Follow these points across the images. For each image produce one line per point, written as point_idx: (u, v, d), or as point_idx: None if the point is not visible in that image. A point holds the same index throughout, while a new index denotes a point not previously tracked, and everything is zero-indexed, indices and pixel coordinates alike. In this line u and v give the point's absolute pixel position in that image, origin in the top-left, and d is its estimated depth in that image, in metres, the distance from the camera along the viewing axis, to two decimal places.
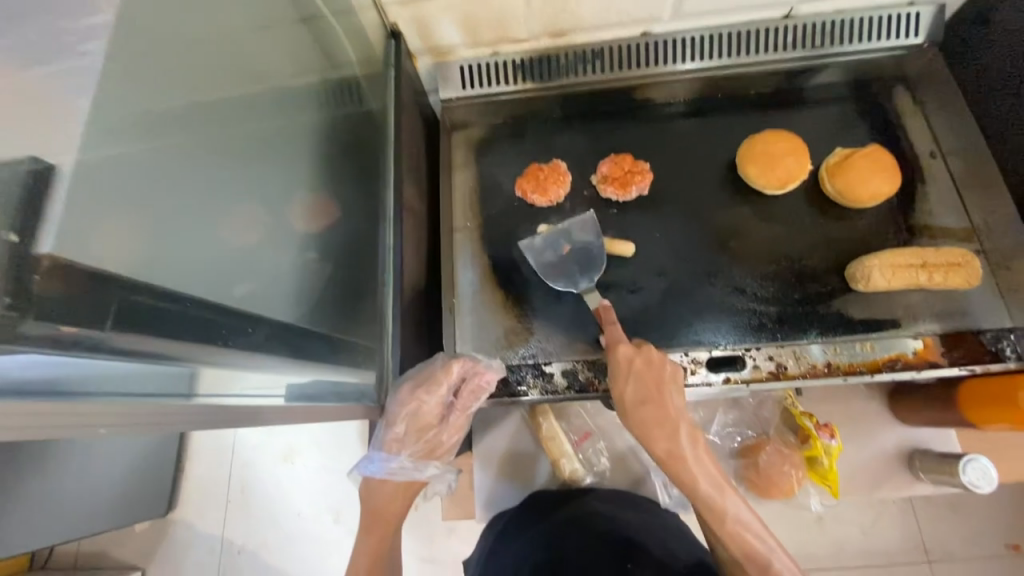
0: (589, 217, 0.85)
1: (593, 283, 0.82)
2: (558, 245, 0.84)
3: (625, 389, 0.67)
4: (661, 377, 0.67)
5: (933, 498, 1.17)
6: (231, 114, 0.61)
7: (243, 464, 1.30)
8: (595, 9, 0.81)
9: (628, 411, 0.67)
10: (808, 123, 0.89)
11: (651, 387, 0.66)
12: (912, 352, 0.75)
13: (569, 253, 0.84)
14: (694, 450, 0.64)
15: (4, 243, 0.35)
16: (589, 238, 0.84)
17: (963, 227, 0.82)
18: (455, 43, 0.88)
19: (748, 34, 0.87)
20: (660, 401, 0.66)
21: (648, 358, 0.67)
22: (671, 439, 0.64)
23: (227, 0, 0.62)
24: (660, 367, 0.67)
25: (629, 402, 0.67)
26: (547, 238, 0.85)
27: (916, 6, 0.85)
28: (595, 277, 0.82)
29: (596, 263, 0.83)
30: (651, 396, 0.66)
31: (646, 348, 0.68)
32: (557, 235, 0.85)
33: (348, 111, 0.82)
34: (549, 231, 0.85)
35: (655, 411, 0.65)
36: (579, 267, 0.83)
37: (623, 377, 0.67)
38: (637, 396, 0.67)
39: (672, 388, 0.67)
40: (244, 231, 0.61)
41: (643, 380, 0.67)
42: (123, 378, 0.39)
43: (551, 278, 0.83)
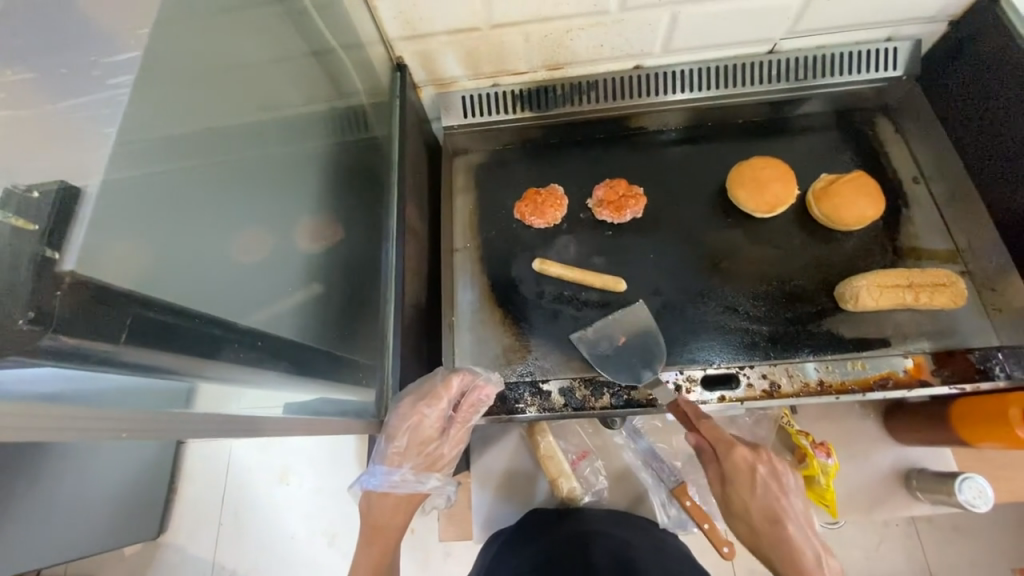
0: (641, 310, 0.82)
1: (656, 376, 0.78)
2: (611, 336, 0.81)
3: (754, 502, 0.66)
4: (785, 486, 0.67)
5: (936, 520, 1.16)
6: (244, 140, 0.64)
7: (238, 485, 1.28)
8: (590, 44, 0.86)
9: (755, 525, 0.66)
10: (793, 150, 0.94)
11: (777, 499, 0.66)
12: (902, 371, 0.76)
13: (624, 344, 0.81)
14: (828, 567, 0.63)
15: (39, 257, 0.36)
16: (641, 329, 0.81)
17: (947, 248, 0.85)
18: (458, 75, 0.93)
19: (734, 67, 0.92)
20: (785, 511, 0.65)
21: (772, 467, 0.67)
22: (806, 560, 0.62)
23: (243, 36, 0.66)
24: (773, 470, 0.67)
25: (756, 516, 0.66)
26: (600, 330, 0.82)
27: (893, 41, 0.89)
28: (657, 370, 0.79)
29: (655, 356, 0.79)
30: (772, 504, 0.66)
31: (767, 455, 0.68)
32: (608, 327, 0.82)
33: (355, 138, 0.86)
34: (599, 323, 0.82)
35: (779, 524, 0.65)
36: (635, 359, 0.80)
37: (750, 488, 0.66)
38: (764, 508, 0.66)
39: (790, 491, 0.67)
40: (252, 251, 0.63)
41: (764, 490, 0.66)
42: (120, 395, 0.42)
43: (601, 370, 0.80)
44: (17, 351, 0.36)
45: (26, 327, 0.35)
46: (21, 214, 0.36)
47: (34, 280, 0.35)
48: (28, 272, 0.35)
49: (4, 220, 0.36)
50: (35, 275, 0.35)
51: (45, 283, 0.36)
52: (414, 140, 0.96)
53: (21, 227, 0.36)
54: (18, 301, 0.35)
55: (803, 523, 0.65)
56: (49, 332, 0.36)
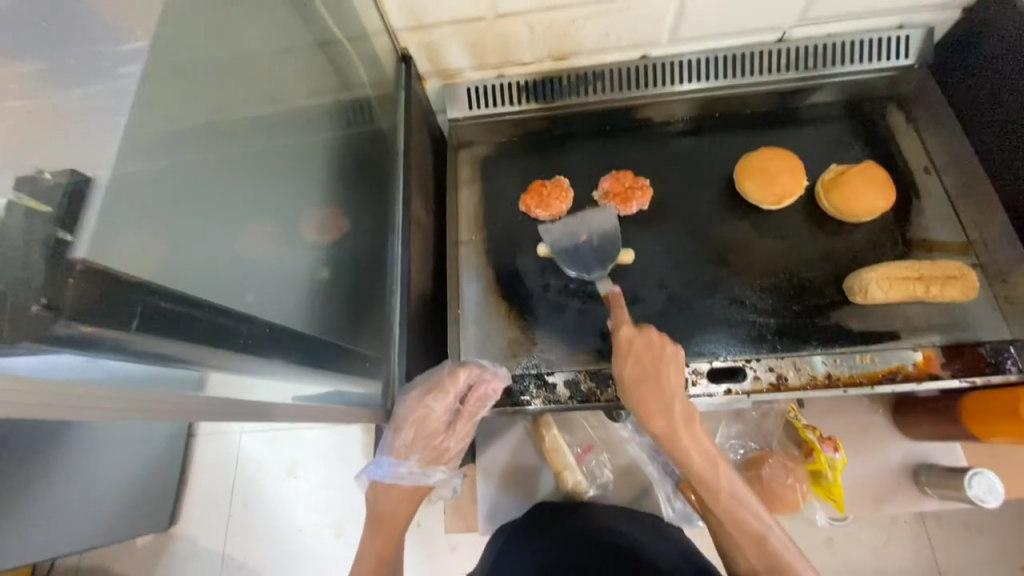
0: (607, 212, 0.88)
1: (605, 272, 0.86)
2: (575, 233, 0.88)
3: (629, 369, 0.69)
4: (671, 359, 0.69)
5: (944, 517, 1.15)
6: (248, 132, 0.64)
7: (245, 478, 1.30)
8: (596, 34, 0.86)
9: (630, 390, 0.69)
10: (805, 141, 0.92)
11: (652, 367, 0.69)
12: (912, 364, 0.75)
13: (585, 240, 0.88)
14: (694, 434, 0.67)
15: (54, 239, 0.38)
16: (607, 232, 0.87)
17: (960, 241, 0.83)
18: (462, 67, 0.92)
19: (742, 57, 0.91)
20: (663, 377, 0.68)
21: (655, 339, 0.70)
22: (669, 418, 0.67)
23: (251, 28, 0.66)
24: (659, 346, 0.69)
25: (629, 380, 0.69)
26: (566, 227, 0.89)
27: (905, 29, 0.88)
28: (607, 267, 0.86)
29: (609, 253, 0.86)
30: (648, 374, 0.69)
31: (647, 329, 0.70)
32: (576, 224, 0.89)
33: (361, 130, 0.86)
34: (568, 219, 0.89)
35: (652, 388, 0.68)
36: (592, 256, 0.87)
37: (627, 356, 0.70)
38: (637, 374, 0.69)
39: (671, 367, 0.69)
40: (258, 242, 0.63)
41: (642, 361, 0.69)
42: (122, 379, 0.39)
43: (563, 263, 0.87)
44: (30, 339, 0.35)
45: (38, 312, 0.35)
46: (34, 194, 0.39)
47: (50, 266, 0.37)
48: (42, 257, 0.37)
49: (17, 201, 0.38)
50: (48, 257, 0.37)
51: (57, 269, 0.37)
52: (420, 133, 0.96)
53: (30, 207, 0.38)
54: (35, 289, 0.36)
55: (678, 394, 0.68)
56: (62, 320, 0.36)
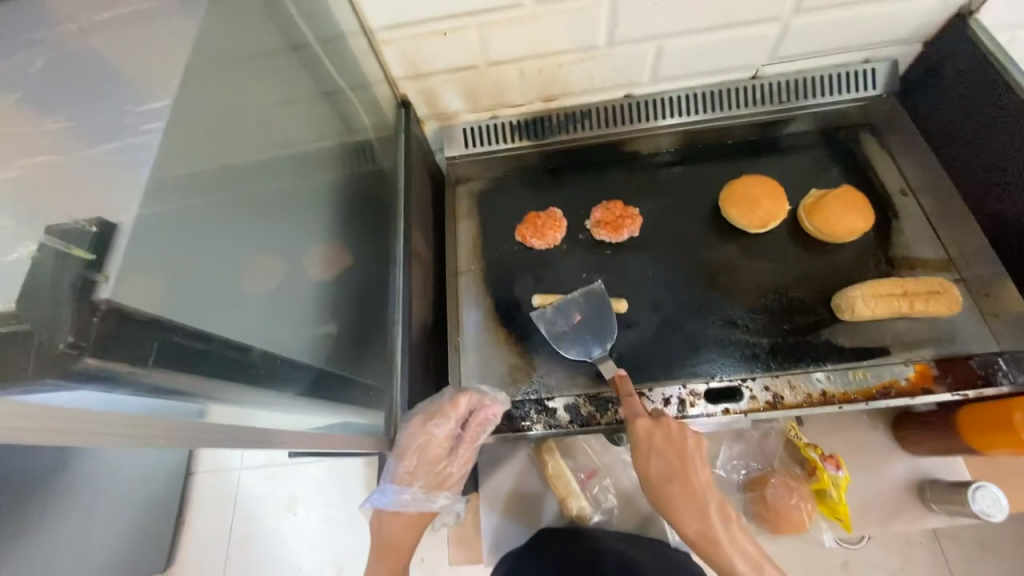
0: (596, 287, 0.87)
1: (605, 351, 0.84)
2: (568, 315, 0.86)
3: (649, 465, 0.70)
4: (693, 455, 0.70)
5: (958, 537, 1.13)
6: (262, 177, 0.68)
7: (246, 517, 1.28)
8: (582, 76, 0.92)
9: (656, 486, 0.70)
10: (785, 167, 0.97)
11: (673, 460, 0.70)
12: (904, 379, 0.77)
13: (581, 320, 0.86)
14: (733, 535, 0.66)
15: (85, 280, 0.41)
16: (598, 303, 0.87)
17: (940, 257, 0.87)
18: (458, 109, 0.98)
19: (720, 92, 0.96)
20: (690, 475, 0.69)
21: (670, 429, 0.71)
22: (701, 520, 0.67)
23: (264, 82, 0.71)
24: (681, 439, 0.70)
25: (655, 477, 0.70)
26: (558, 313, 0.87)
27: (870, 63, 0.94)
28: (607, 345, 0.84)
29: (606, 332, 0.85)
30: (676, 473, 0.69)
31: (663, 419, 0.71)
32: (566, 306, 0.87)
33: (362, 170, 0.91)
34: (560, 304, 0.87)
35: (680, 487, 0.69)
36: (590, 334, 0.85)
37: (644, 450, 0.71)
38: (661, 471, 0.70)
39: (696, 462, 0.70)
40: (266, 279, 0.66)
41: (666, 455, 0.70)
42: (141, 409, 0.42)
43: (563, 349, 0.85)
44: (54, 375, 0.38)
45: (65, 349, 0.39)
46: (72, 241, 0.43)
47: (75, 306, 0.40)
48: (72, 295, 0.40)
49: (54, 245, 0.43)
50: (77, 299, 0.40)
51: (84, 309, 0.40)
52: (419, 171, 1.01)
53: (68, 252, 0.42)
54: (62, 328, 0.39)
55: (708, 490, 0.69)
56: (83, 356, 0.39)
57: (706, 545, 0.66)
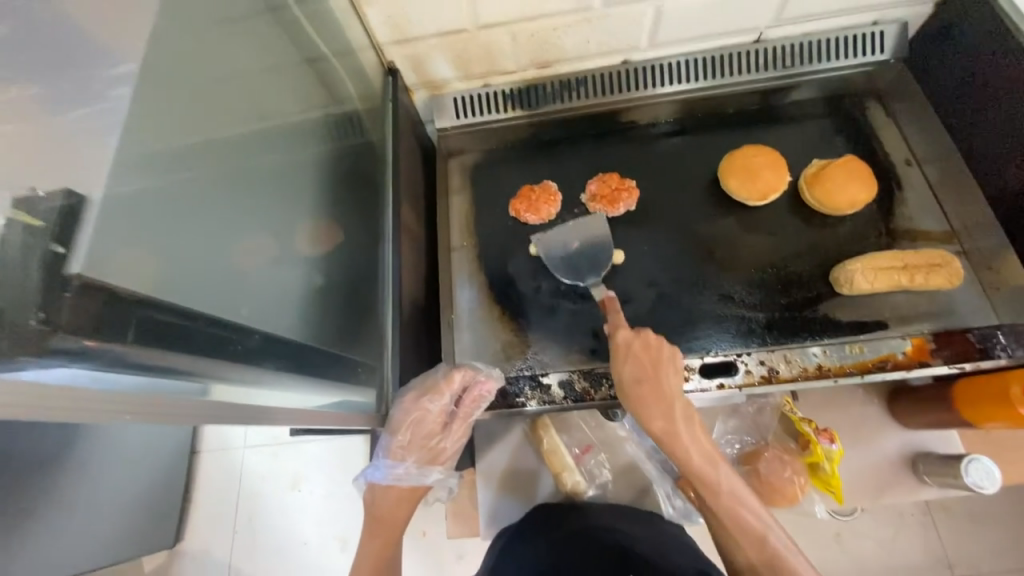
0: (598, 218, 0.89)
1: (599, 278, 0.86)
2: (567, 240, 0.89)
3: (625, 369, 0.69)
4: (671, 365, 0.69)
5: (948, 506, 1.14)
6: (239, 148, 0.65)
7: (249, 492, 1.30)
8: (577, 41, 0.88)
9: (627, 390, 0.69)
10: (787, 137, 0.94)
11: (648, 367, 0.69)
12: (901, 353, 0.76)
13: (578, 248, 0.88)
14: (700, 441, 0.67)
15: (51, 253, 0.40)
16: (598, 235, 0.88)
17: (943, 229, 0.85)
18: (448, 77, 0.94)
19: (721, 58, 0.93)
20: (666, 387, 0.68)
21: (648, 339, 0.70)
22: (666, 417, 0.67)
23: (238, 46, 0.68)
24: (655, 346, 0.69)
25: (627, 382, 0.69)
26: (558, 235, 0.89)
27: (881, 25, 0.90)
28: (601, 273, 0.86)
29: (602, 260, 0.87)
30: (647, 375, 0.68)
31: (643, 330, 0.71)
32: (567, 232, 0.89)
33: (350, 142, 0.88)
34: (561, 228, 0.89)
35: (651, 389, 0.68)
36: (585, 264, 0.87)
37: (622, 356, 0.70)
38: (634, 374, 0.69)
39: (670, 368, 0.69)
40: (250, 254, 0.64)
41: (640, 361, 0.69)
42: (138, 387, 0.40)
43: (557, 270, 0.87)
44: (30, 352, 0.37)
45: (37, 326, 0.38)
46: (26, 210, 0.40)
47: (46, 278, 0.39)
48: (39, 268, 0.39)
49: (12, 216, 0.40)
50: (46, 273, 0.39)
51: (54, 283, 0.39)
52: (409, 143, 0.98)
53: (22, 220, 0.40)
54: (31, 303, 0.38)
55: (683, 402, 0.68)
56: (58, 332, 0.38)
57: (671, 446, 0.67)
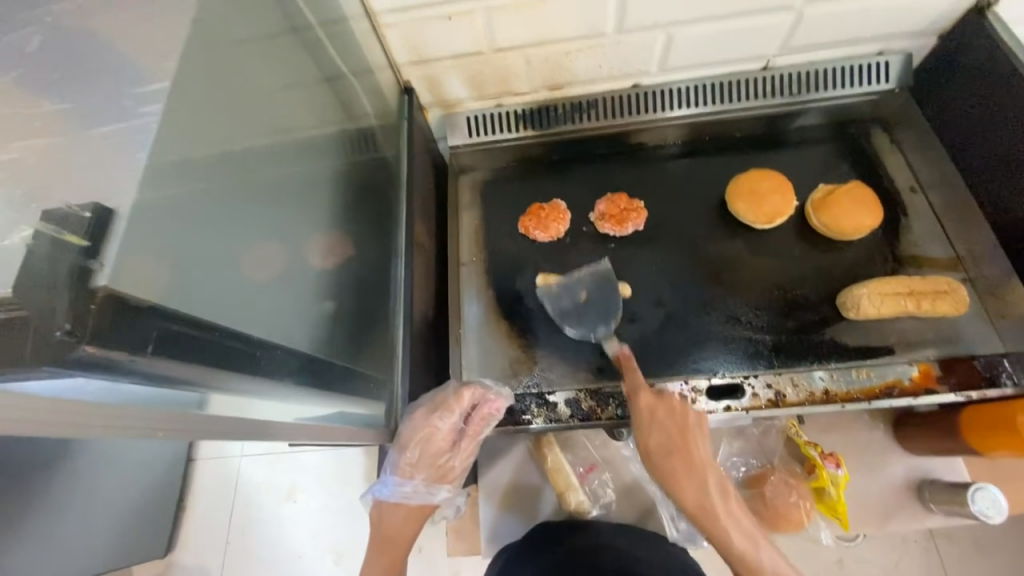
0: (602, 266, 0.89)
1: (610, 330, 0.85)
2: (574, 291, 0.88)
3: (653, 441, 0.70)
4: (699, 435, 0.70)
5: (954, 534, 1.13)
6: (258, 161, 0.66)
7: (246, 502, 1.29)
8: (589, 65, 0.90)
9: (656, 461, 0.69)
10: (794, 162, 0.95)
11: (676, 438, 0.69)
12: (908, 379, 0.76)
13: (586, 298, 0.87)
14: (735, 511, 0.66)
15: (80, 267, 0.40)
16: (602, 282, 0.88)
17: (948, 256, 0.85)
18: (462, 97, 0.96)
19: (730, 84, 0.95)
20: (698, 459, 0.68)
21: (673, 405, 0.71)
22: (700, 491, 0.66)
23: (261, 64, 0.69)
24: (682, 415, 0.70)
25: (656, 453, 0.69)
26: (565, 288, 0.89)
27: (884, 55, 0.92)
28: (612, 325, 0.85)
29: (612, 312, 0.86)
30: (677, 447, 0.68)
31: (666, 395, 0.72)
32: (574, 283, 0.89)
33: (364, 158, 0.90)
34: (568, 278, 0.89)
35: (682, 463, 0.68)
36: (595, 315, 0.86)
37: (647, 425, 0.71)
38: (662, 444, 0.69)
39: (697, 437, 0.70)
40: (265, 267, 0.65)
41: (667, 430, 0.69)
42: (142, 402, 0.43)
43: (564, 323, 0.86)
44: (49, 362, 0.38)
45: (63, 338, 0.38)
46: (68, 229, 0.41)
47: (73, 290, 0.39)
48: (68, 281, 0.39)
49: (61, 237, 0.41)
50: (73, 287, 0.39)
51: (82, 295, 0.39)
52: (421, 159, 1.00)
53: (65, 240, 0.41)
54: (59, 316, 0.38)
55: (715, 474, 0.68)
56: (81, 343, 0.38)
57: (706, 523, 0.65)
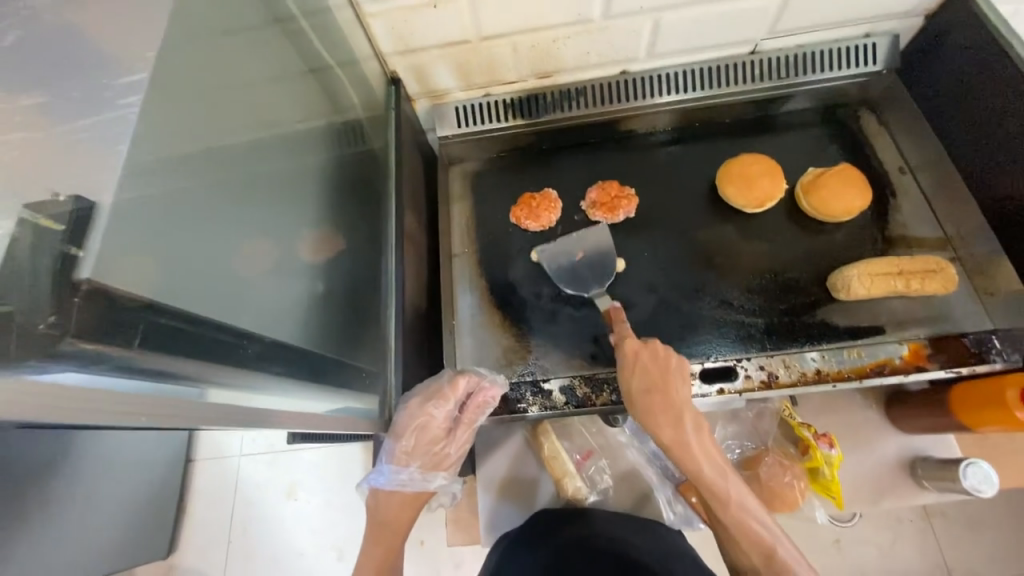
0: (601, 229, 0.89)
1: (605, 287, 0.87)
2: (569, 251, 0.89)
3: (633, 381, 0.70)
4: (681, 377, 0.70)
5: (948, 512, 1.15)
6: (244, 154, 0.66)
7: (244, 501, 1.29)
8: (576, 52, 0.89)
9: (636, 399, 0.70)
10: (784, 145, 0.96)
11: (656, 378, 0.70)
12: (898, 357, 0.77)
13: (582, 257, 0.89)
14: (710, 445, 0.67)
15: (64, 256, 0.40)
16: (601, 248, 0.89)
17: (937, 236, 0.86)
18: (449, 87, 0.96)
19: (717, 69, 0.94)
20: (677, 400, 0.68)
21: (657, 351, 0.71)
22: (677, 426, 0.67)
23: (245, 57, 0.68)
24: (665, 359, 0.71)
25: (635, 392, 0.70)
26: (562, 244, 0.90)
27: (872, 37, 0.91)
28: (607, 282, 0.87)
29: (607, 269, 0.88)
30: (656, 386, 0.69)
31: (651, 342, 0.72)
32: (569, 243, 0.90)
33: (353, 150, 0.89)
34: (563, 239, 0.90)
35: (661, 399, 0.68)
36: (590, 273, 0.88)
37: (629, 368, 0.71)
38: (643, 384, 0.70)
39: (678, 379, 0.70)
40: (254, 261, 0.65)
41: (647, 372, 0.70)
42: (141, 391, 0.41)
43: (561, 281, 0.88)
44: (37, 356, 0.38)
45: (46, 329, 0.38)
46: (51, 215, 0.42)
47: (58, 281, 0.39)
48: (52, 271, 0.39)
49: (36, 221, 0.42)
50: (59, 276, 0.39)
51: (64, 288, 0.39)
52: (411, 151, 0.99)
53: (46, 225, 0.41)
54: (44, 308, 0.39)
55: (694, 412, 0.68)
56: (66, 338, 0.38)
57: (681, 455, 0.66)
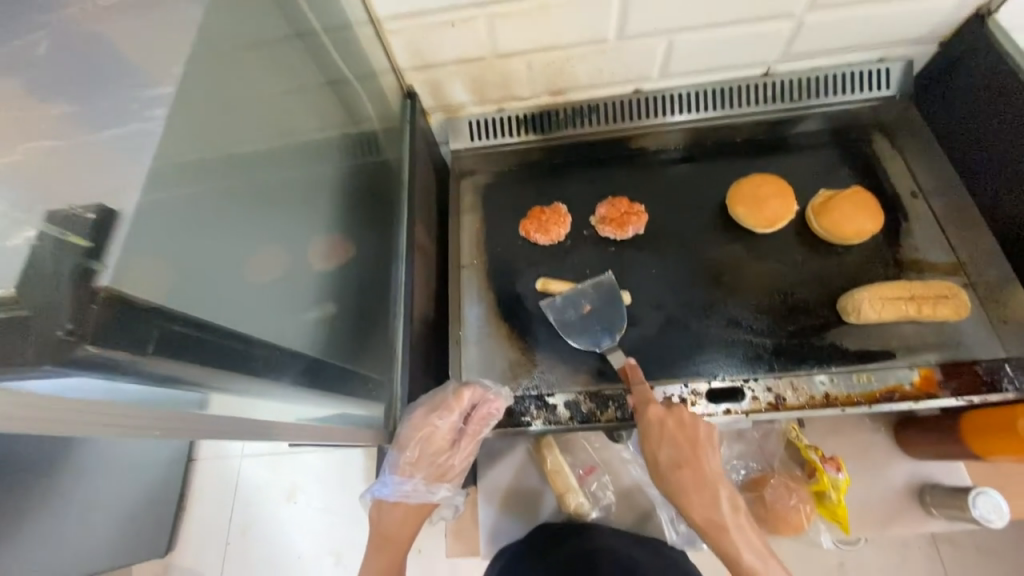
0: (606, 278, 0.88)
1: (615, 341, 0.84)
2: (578, 302, 0.87)
3: (661, 451, 0.70)
4: (711, 454, 0.69)
5: (956, 541, 1.13)
6: (266, 164, 0.67)
7: (246, 502, 1.29)
8: (590, 70, 0.90)
9: (664, 474, 0.69)
10: (795, 166, 0.96)
11: (685, 448, 0.69)
12: (908, 383, 0.76)
13: (590, 311, 0.87)
14: (746, 526, 0.65)
15: (82, 267, 0.41)
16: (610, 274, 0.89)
17: (949, 261, 0.86)
18: (464, 101, 0.97)
19: (731, 89, 0.95)
20: (709, 475, 0.67)
21: (682, 419, 0.71)
22: (710, 504, 0.66)
23: (266, 69, 0.70)
24: (692, 427, 0.70)
25: (664, 464, 0.69)
26: (569, 296, 0.88)
27: (886, 62, 0.92)
28: (617, 336, 0.84)
29: (615, 322, 0.85)
30: (686, 457, 0.68)
31: (676, 407, 0.72)
32: (576, 294, 0.88)
33: (366, 161, 0.91)
34: (571, 290, 0.88)
35: (692, 473, 0.68)
36: (598, 326, 0.85)
37: (656, 438, 0.70)
38: (671, 457, 0.69)
39: (707, 450, 0.69)
40: (268, 268, 0.65)
41: (677, 443, 0.69)
42: (146, 403, 0.42)
43: (569, 335, 0.85)
44: (53, 362, 0.37)
45: (63, 337, 0.38)
46: (71, 229, 0.42)
47: (76, 290, 0.40)
48: (71, 281, 0.40)
49: (60, 235, 0.41)
50: (76, 285, 0.40)
51: (83, 296, 0.40)
52: (423, 162, 1.01)
53: (69, 240, 0.41)
54: (62, 315, 0.39)
55: (729, 493, 0.67)
56: (83, 343, 0.39)
57: (717, 537, 0.64)
